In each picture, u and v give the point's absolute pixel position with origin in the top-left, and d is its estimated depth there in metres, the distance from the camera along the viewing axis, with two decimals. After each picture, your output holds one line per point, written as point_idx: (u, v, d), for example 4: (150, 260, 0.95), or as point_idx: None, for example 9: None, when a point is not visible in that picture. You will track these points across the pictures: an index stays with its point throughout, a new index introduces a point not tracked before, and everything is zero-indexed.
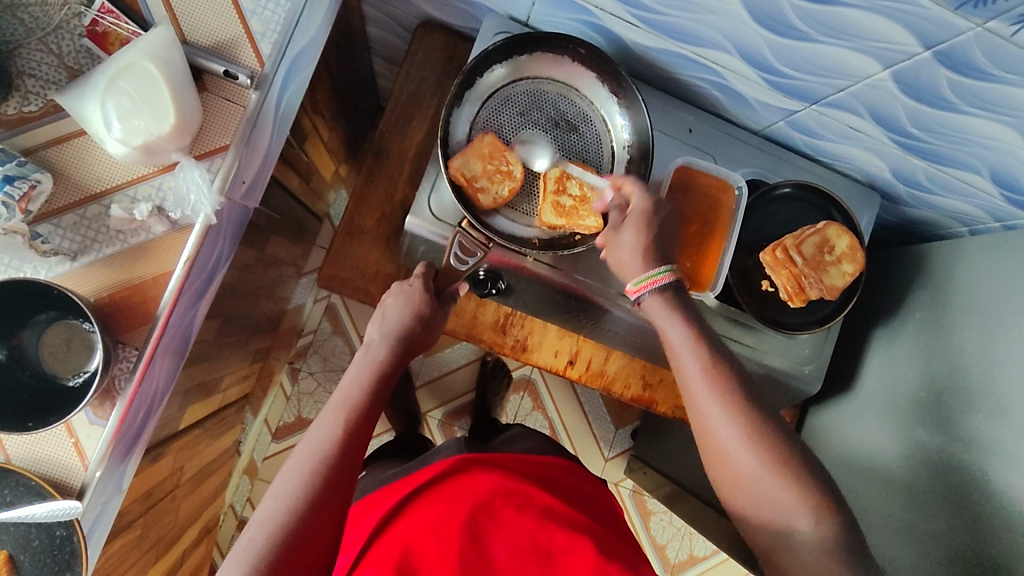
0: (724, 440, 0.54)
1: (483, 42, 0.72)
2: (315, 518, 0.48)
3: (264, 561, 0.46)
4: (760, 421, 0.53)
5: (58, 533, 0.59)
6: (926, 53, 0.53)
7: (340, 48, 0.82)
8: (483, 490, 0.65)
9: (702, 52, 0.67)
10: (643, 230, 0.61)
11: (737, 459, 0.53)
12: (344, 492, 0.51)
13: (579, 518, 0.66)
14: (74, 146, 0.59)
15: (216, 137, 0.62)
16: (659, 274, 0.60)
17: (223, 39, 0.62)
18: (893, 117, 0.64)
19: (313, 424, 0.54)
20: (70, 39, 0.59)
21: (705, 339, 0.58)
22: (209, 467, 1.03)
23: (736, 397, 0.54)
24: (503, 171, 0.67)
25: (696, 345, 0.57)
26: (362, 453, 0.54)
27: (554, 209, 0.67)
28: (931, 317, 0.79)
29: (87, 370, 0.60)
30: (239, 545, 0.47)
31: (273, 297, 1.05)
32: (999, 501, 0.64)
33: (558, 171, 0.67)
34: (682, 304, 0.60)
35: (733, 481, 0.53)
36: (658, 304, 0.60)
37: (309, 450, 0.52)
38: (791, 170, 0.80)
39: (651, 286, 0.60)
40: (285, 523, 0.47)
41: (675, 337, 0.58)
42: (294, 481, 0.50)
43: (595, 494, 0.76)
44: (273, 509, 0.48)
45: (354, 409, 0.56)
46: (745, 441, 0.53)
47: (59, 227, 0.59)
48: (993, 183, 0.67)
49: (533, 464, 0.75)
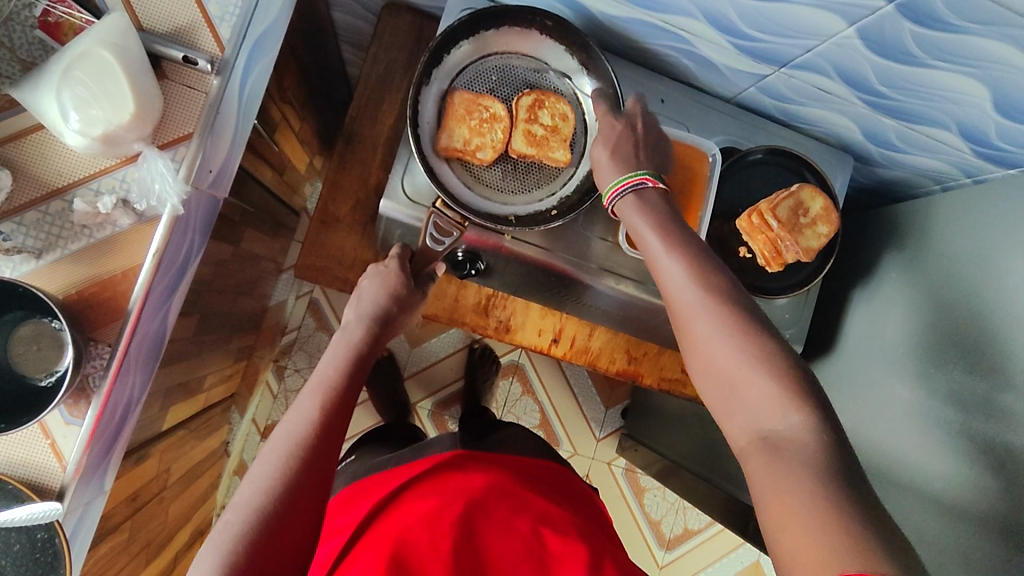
0: (699, 334, 0.51)
1: (449, 19, 0.71)
2: (295, 499, 0.48)
3: (243, 545, 0.45)
4: (736, 314, 0.50)
5: (39, 536, 0.58)
6: (889, 7, 0.53)
7: (305, 34, 0.81)
8: (476, 487, 0.65)
9: (669, 19, 0.66)
10: (608, 145, 0.63)
11: (711, 357, 0.51)
12: (323, 474, 0.50)
13: (566, 515, 0.66)
14: (33, 142, 0.57)
15: (179, 125, 0.61)
16: (628, 179, 0.59)
17: (181, 25, 0.61)
18: (862, 76, 0.65)
19: (290, 408, 0.54)
20: (23, 31, 0.57)
21: (675, 229, 0.56)
22: (197, 469, 1.02)
23: (714, 290, 0.52)
24: (488, 118, 0.68)
25: (665, 241, 0.55)
26: (342, 435, 0.54)
27: (525, 136, 0.68)
28: (908, 275, 0.79)
29: (59, 369, 0.58)
30: (216, 529, 0.46)
31: (252, 294, 1.04)
32: (979, 451, 0.65)
33: (530, 99, 0.69)
34: (650, 203, 0.59)
35: (710, 383, 0.51)
36: (627, 204, 0.59)
37: (286, 434, 0.51)
38: (765, 136, 0.80)
39: (622, 188, 0.59)
40: (263, 505, 0.47)
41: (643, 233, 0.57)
42: (270, 463, 0.49)
43: (581, 494, 0.76)
44: (250, 492, 0.48)
45: (330, 391, 0.55)
46: (716, 333, 0.50)
47: (22, 225, 0.57)
48: (962, 138, 0.68)
49: (519, 464, 0.74)
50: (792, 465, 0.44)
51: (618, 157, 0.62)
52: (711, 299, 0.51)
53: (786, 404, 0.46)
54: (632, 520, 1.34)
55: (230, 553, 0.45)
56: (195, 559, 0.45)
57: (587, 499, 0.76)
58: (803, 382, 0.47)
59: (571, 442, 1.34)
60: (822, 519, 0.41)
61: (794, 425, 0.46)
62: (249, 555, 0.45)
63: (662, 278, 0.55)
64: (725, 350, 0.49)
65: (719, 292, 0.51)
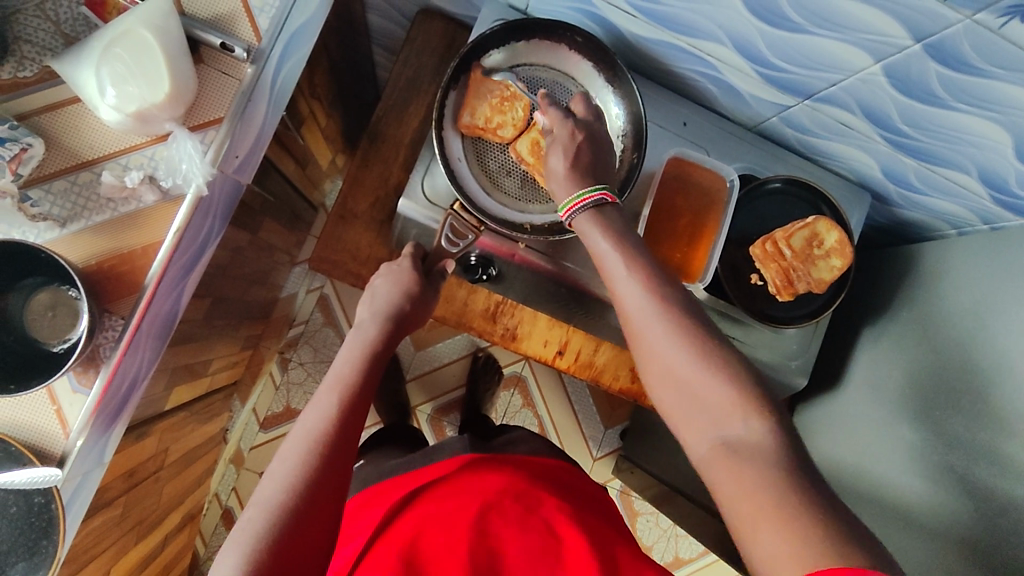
0: (658, 346, 0.50)
1: (481, 27, 0.72)
2: (315, 497, 0.48)
3: (267, 542, 0.44)
4: (689, 325, 0.50)
5: (36, 501, 0.60)
6: (917, 46, 0.53)
7: (339, 33, 0.82)
8: (491, 490, 0.64)
9: (697, 44, 0.67)
10: (565, 156, 0.58)
11: (670, 366, 0.49)
12: (341, 475, 0.50)
13: (580, 513, 0.65)
14: (68, 113, 0.59)
15: (210, 109, 0.62)
16: (584, 194, 0.56)
17: (222, 12, 0.62)
18: (885, 114, 0.65)
19: (307, 406, 0.55)
20: (69, 7, 0.59)
21: (633, 246, 0.54)
22: (194, 453, 1.02)
23: (669, 302, 0.51)
24: (507, 97, 0.68)
25: (623, 254, 0.53)
26: (357, 433, 0.54)
27: (529, 142, 0.68)
28: (920, 316, 0.79)
29: (72, 337, 0.60)
30: (238, 528, 0.46)
31: (265, 283, 1.05)
32: (980, 500, 0.64)
33: None
34: (612, 218, 0.56)
35: (669, 392, 0.50)
36: (586, 220, 0.56)
37: (304, 430, 0.52)
38: (783, 166, 0.80)
39: (578, 206, 0.56)
40: (284, 503, 0.47)
41: (604, 251, 0.54)
42: (289, 462, 0.49)
43: (596, 495, 0.74)
44: (271, 490, 0.48)
45: (346, 388, 0.56)
46: (672, 343, 0.49)
47: (49, 193, 0.59)
48: (983, 184, 0.68)
49: (537, 467, 0.73)
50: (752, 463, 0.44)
51: (576, 170, 0.58)
52: (663, 311, 0.50)
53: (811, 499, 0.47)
54: None
55: (253, 549, 0.44)
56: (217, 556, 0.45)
57: (603, 502, 0.74)
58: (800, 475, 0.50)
59: None
60: (787, 525, 0.40)
61: (755, 430, 0.45)
62: (271, 553, 0.44)
63: (617, 287, 0.53)
64: (685, 358, 0.49)
65: (671, 303, 0.51)
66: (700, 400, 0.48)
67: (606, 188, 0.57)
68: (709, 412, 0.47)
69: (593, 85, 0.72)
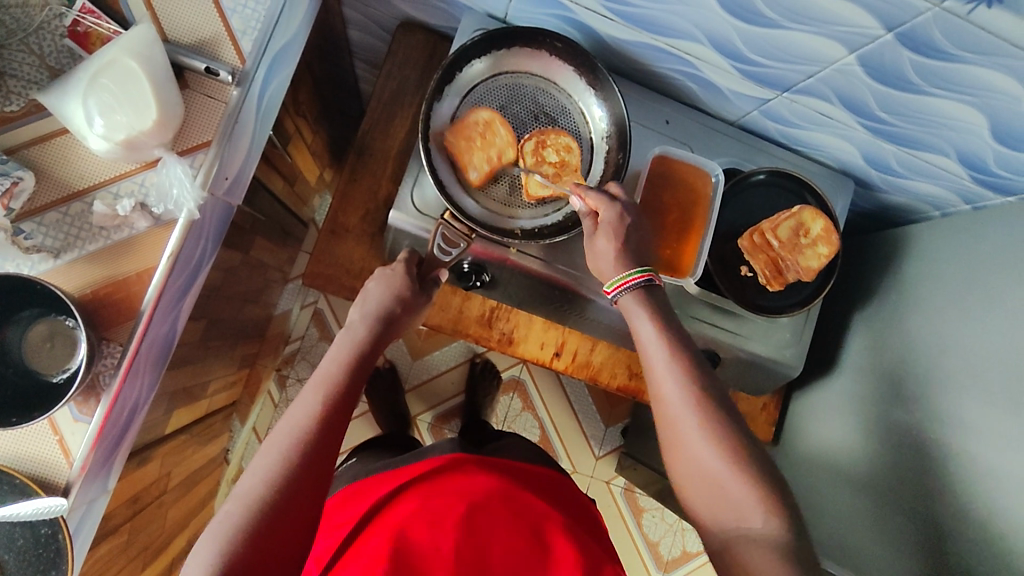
0: (687, 438, 0.54)
1: (462, 38, 0.73)
2: (294, 494, 0.49)
3: (242, 533, 0.46)
4: (720, 421, 0.54)
5: (42, 531, 0.60)
6: (888, 35, 0.55)
7: (320, 50, 0.83)
8: (477, 490, 0.65)
9: (674, 43, 0.68)
10: (614, 239, 0.63)
11: (695, 455, 0.53)
12: (321, 473, 0.51)
13: (568, 521, 0.66)
14: (56, 145, 0.59)
15: (198, 133, 0.63)
16: (630, 276, 0.62)
17: (205, 37, 0.63)
18: (862, 102, 0.66)
19: (292, 403, 0.55)
20: (52, 39, 0.59)
21: (673, 335, 0.59)
22: (197, 474, 1.03)
23: (700, 394, 0.55)
24: (484, 129, 0.69)
25: (664, 340, 0.59)
26: (340, 432, 0.54)
27: (538, 180, 0.69)
28: (906, 298, 0.80)
29: (71, 366, 0.60)
30: (216, 520, 0.47)
31: (259, 302, 1.06)
32: (973, 475, 0.66)
33: (532, 143, 0.69)
34: (656, 303, 0.62)
35: (692, 477, 0.54)
36: (631, 302, 0.62)
37: (287, 427, 0.52)
38: (766, 158, 0.82)
39: (624, 287, 0.62)
40: (262, 495, 0.48)
41: (644, 334, 0.60)
42: (270, 458, 0.50)
43: (582, 503, 0.75)
44: (250, 484, 0.49)
45: (331, 387, 0.56)
46: (701, 434, 0.53)
47: (42, 225, 0.59)
48: (961, 165, 0.70)
49: (521, 470, 0.74)
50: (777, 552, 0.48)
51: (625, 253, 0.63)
52: (696, 402, 0.55)
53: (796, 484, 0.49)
54: (630, 541, 1.33)
55: (228, 543, 0.45)
56: (192, 548, 0.46)
57: (584, 504, 0.75)
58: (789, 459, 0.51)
59: (571, 460, 1.34)
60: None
61: (770, 527, 0.49)
62: (247, 548, 0.45)
63: (653, 371, 0.58)
64: (710, 454, 0.52)
65: (704, 393, 0.55)
66: (721, 495, 0.52)
67: (651, 269, 0.63)
68: (729, 506, 0.51)
69: (575, 89, 0.73)
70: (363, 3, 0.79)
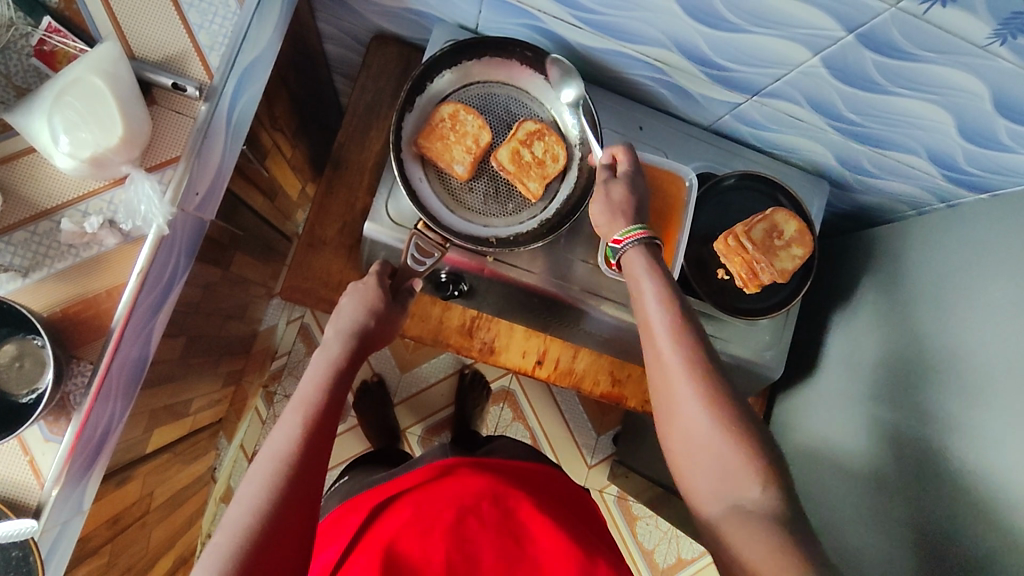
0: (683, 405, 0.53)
1: (432, 49, 0.74)
2: (282, 521, 0.48)
3: (234, 564, 0.45)
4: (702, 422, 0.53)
5: (14, 554, 0.58)
6: (850, 36, 0.55)
7: (295, 65, 0.83)
8: (468, 494, 0.64)
9: (643, 50, 0.69)
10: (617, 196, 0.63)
11: (689, 422, 0.53)
12: (307, 496, 0.50)
13: (558, 514, 0.65)
14: (24, 164, 0.59)
15: (166, 149, 0.63)
16: (633, 231, 0.60)
17: (172, 53, 0.63)
18: (830, 104, 0.67)
19: (273, 428, 0.54)
20: (18, 59, 0.59)
21: (675, 298, 0.57)
22: (182, 494, 1.02)
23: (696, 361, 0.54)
24: (452, 120, 0.70)
25: (665, 303, 0.57)
26: (324, 453, 0.54)
27: (511, 154, 0.70)
28: (885, 297, 0.81)
29: (40, 386, 0.59)
30: (206, 553, 0.46)
31: (242, 318, 1.05)
32: (952, 471, 0.65)
33: (533, 126, 0.71)
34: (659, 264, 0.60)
35: (680, 443, 0.53)
36: (638, 257, 0.60)
37: (270, 453, 0.52)
38: (742, 162, 0.82)
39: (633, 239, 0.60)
40: (250, 526, 0.47)
41: (644, 295, 0.58)
42: (256, 486, 0.49)
43: (581, 498, 0.74)
44: (238, 515, 0.48)
45: (311, 408, 0.55)
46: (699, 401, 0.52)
47: (10, 244, 0.59)
48: (931, 162, 0.70)
49: (515, 467, 0.72)
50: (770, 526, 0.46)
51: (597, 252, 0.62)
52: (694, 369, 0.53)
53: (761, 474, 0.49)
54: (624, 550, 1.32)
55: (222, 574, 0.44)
56: None
57: (582, 498, 0.74)
58: (765, 455, 0.50)
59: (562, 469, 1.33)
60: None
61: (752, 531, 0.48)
62: None
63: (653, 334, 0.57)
64: (707, 422, 0.52)
65: (700, 356, 0.54)
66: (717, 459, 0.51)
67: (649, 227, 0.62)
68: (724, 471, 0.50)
69: (548, 96, 0.74)
70: (336, 17, 0.80)
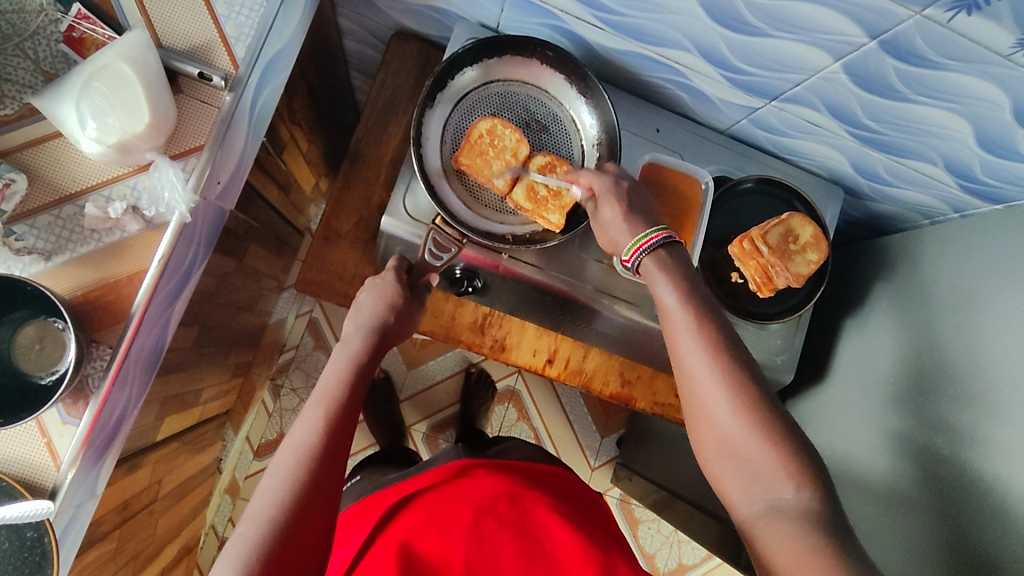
0: (712, 409, 0.52)
1: (454, 47, 0.74)
2: (304, 514, 0.48)
3: (257, 555, 0.45)
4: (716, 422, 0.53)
5: (28, 535, 0.59)
6: (872, 43, 0.56)
7: (315, 59, 0.84)
8: (484, 494, 0.65)
9: (664, 52, 0.69)
10: (618, 205, 0.62)
11: (722, 424, 0.51)
12: (327, 490, 0.51)
13: (570, 514, 0.66)
14: (50, 148, 0.60)
15: (190, 137, 0.63)
16: (647, 237, 0.58)
17: (198, 43, 0.64)
18: (850, 111, 0.67)
19: (295, 421, 0.55)
20: (47, 44, 0.60)
21: (697, 299, 0.56)
22: (188, 484, 1.02)
23: (727, 361, 0.52)
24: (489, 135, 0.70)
25: (688, 308, 0.55)
26: (344, 447, 0.54)
27: (527, 192, 0.69)
28: (898, 305, 0.81)
29: (60, 368, 0.60)
30: (229, 544, 0.47)
31: (252, 311, 1.05)
32: (963, 479, 0.65)
33: (546, 159, 0.69)
34: (675, 266, 0.58)
35: (718, 447, 0.52)
36: (652, 265, 0.58)
37: (294, 445, 0.52)
38: (757, 166, 0.83)
39: (643, 247, 0.58)
40: (271, 516, 0.47)
41: (667, 304, 0.56)
42: (278, 477, 0.50)
43: (593, 500, 0.74)
44: (260, 505, 0.48)
45: (334, 402, 0.56)
46: (727, 400, 0.51)
47: (34, 227, 0.59)
48: (948, 172, 0.70)
49: (527, 468, 0.72)
50: (787, 520, 0.47)
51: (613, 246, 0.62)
52: (725, 370, 0.52)
53: (777, 471, 0.49)
54: None
55: (245, 564, 0.45)
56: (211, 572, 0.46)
57: (595, 501, 0.74)
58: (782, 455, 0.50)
59: None
60: None
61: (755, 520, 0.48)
62: (262, 567, 0.45)
63: (677, 339, 0.55)
64: (736, 423, 0.51)
65: (728, 357, 0.53)
66: (747, 463, 0.50)
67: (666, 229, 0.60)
68: (756, 475, 0.50)
69: (568, 98, 0.74)
70: (358, 13, 0.81)
